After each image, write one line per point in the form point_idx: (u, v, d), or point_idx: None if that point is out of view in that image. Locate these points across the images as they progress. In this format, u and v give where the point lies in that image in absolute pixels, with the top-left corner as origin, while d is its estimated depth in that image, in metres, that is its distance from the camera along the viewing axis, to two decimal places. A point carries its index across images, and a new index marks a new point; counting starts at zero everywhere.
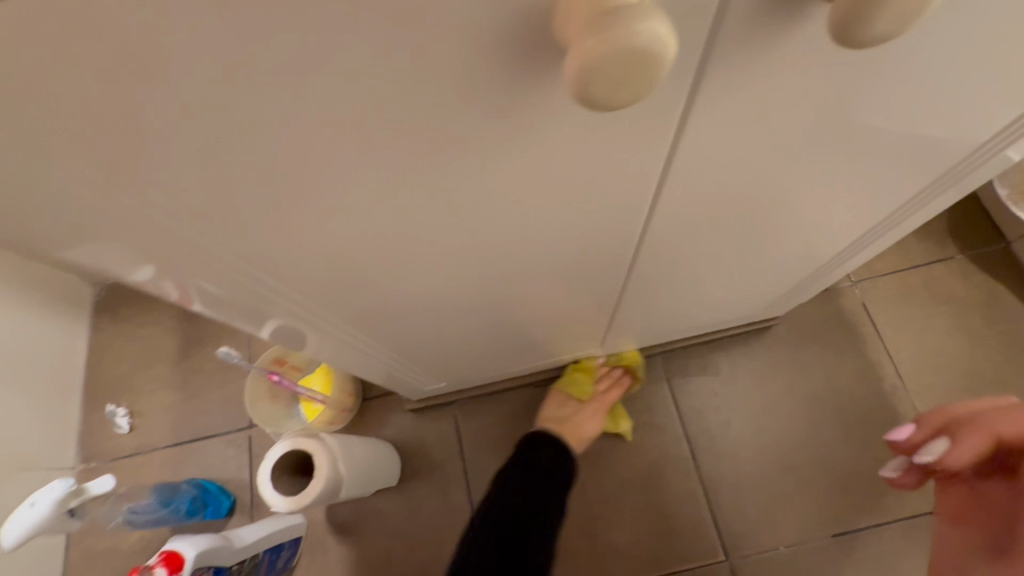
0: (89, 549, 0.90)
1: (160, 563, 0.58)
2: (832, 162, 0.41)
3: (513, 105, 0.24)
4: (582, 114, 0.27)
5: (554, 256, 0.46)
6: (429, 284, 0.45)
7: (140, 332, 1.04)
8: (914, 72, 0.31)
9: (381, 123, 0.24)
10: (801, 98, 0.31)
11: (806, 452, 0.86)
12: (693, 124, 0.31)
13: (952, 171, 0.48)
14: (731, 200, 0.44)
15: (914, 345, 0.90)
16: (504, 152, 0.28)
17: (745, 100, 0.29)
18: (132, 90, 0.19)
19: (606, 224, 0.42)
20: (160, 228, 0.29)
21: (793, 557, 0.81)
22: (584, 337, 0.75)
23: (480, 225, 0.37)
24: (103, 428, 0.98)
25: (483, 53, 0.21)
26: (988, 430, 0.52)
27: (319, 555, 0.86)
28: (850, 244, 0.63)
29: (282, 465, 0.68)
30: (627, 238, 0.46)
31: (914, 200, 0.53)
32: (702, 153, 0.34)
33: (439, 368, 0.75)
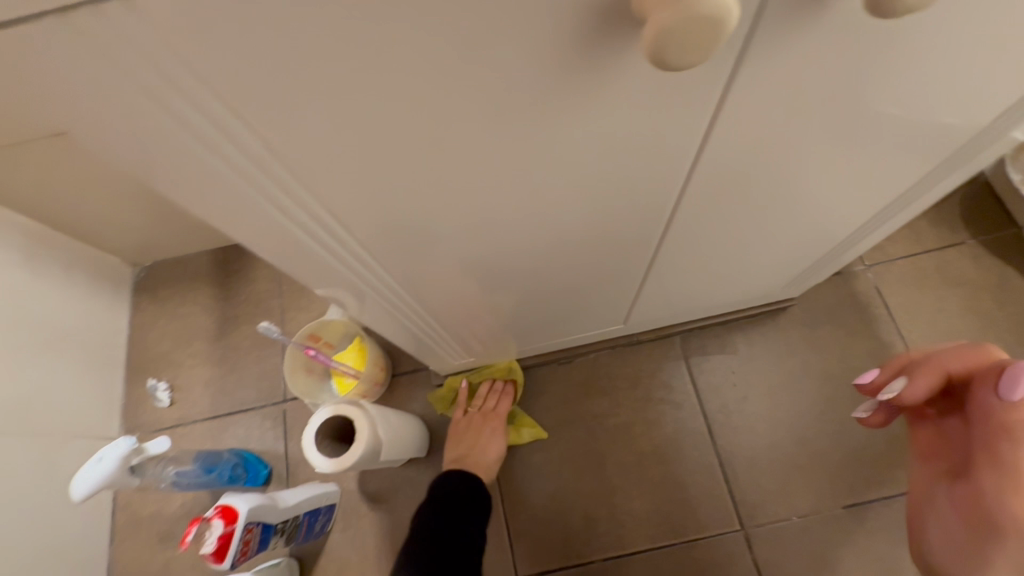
0: (133, 513, 0.95)
1: (217, 516, 0.63)
2: (856, 143, 0.44)
3: (582, 71, 0.28)
4: (637, 85, 0.30)
5: (592, 225, 0.49)
6: (477, 251, 0.49)
7: (179, 311, 1.09)
8: (936, 56, 0.34)
9: (467, 86, 0.27)
10: (832, 77, 0.34)
11: (819, 427, 0.89)
12: (733, 98, 0.34)
13: (963, 151, 0.50)
14: (759, 178, 0.47)
15: (926, 326, 0.93)
16: (565, 120, 0.32)
17: (781, 76, 0.33)
18: (273, 51, 0.23)
19: (643, 195, 0.45)
20: (258, 185, 0.33)
21: (806, 526, 0.85)
22: (608, 312, 0.79)
23: (532, 192, 0.40)
24: (144, 401, 1.03)
25: (565, 21, 0.24)
26: (939, 368, 0.58)
27: (351, 521, 0.91)
28: (866, 225, 0.66)
29: (323, 428, 0.71)
30: (660, 210, 0.50)
31: (926, 181, 0.55)
32: (737, 129, 0.38)
33: (471, 341, 0.79)
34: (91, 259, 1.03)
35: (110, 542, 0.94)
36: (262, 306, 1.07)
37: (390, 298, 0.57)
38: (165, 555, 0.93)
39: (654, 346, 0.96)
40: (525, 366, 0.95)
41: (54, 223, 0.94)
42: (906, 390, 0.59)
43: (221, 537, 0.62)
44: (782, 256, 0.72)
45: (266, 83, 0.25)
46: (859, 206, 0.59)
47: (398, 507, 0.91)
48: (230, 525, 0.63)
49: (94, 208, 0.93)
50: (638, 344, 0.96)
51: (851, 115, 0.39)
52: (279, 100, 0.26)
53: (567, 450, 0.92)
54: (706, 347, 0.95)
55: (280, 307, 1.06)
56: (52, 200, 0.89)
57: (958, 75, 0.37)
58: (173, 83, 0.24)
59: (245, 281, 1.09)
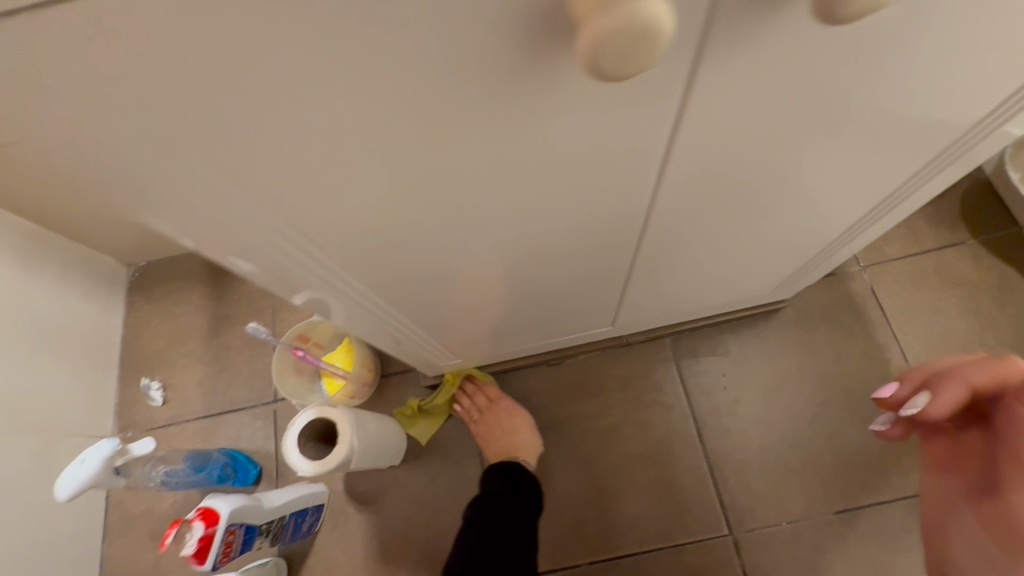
0: (127, 511, 0.96)
1: (198, 518, 0.63)
2: (832, 146, 0.43)
3: (528, 86, 0.27)
4: (589, 98, 0.29)
5: (567, 230, 0.49)
6: (450, 257, 0.49)
7: (172, 311, 1.09)
8: (908, 59, 0.33)
9: (409, 104, 0.27)
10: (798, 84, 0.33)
11: (811, 431, 0.88)
12: (693, 110, 0.33)
13: (951, 149, 0.49)
14: (736, 182, 0.46)
15: (922, 328, 0.91)
16: (519, 132, 0.31)
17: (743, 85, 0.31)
18: (197, 74, 0.22)
19: (617, 201, 0.44)
20: (209, 199, 0.32)
21: (796, 532, 0.84)
22: (596, 315, 0.78)
23: (498, 200, 0.40)
24: (138, 400, 1.04)
25: (501, 39, 0.23)
26: (961, 380, 0.57)
27: (340, 521, 0.91)
28: (853, 226, 0.64)
29: (307, 430, 0.72)
30: (637, 215, 0.49)
31: (916, 179, 0.54)
32: (704, 137, 0.37)
33: (457, 343, 0.78)
34: (85, 258, 1.03)
35: (103, 541, 0.95)
36: (254, 306, 1.07)
37: (368, 301, 0.57)
38: (157, 554, 0.93)
39: (644, 347, 0.95)
40: (515, 367, 0.95)
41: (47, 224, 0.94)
42: (931, 406, 0.58)
43: (201, 539, 0.62)
44: (770, 257, 0.71)
45: (197, 104, 0.24)
46: (845, 208, 0.58)
47: (386, 508, 0.91)
48: (210, 527, 0.63)
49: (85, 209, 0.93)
50: (629, 345, 0.95)
51: (827, 120, 0.38)
52: (214, 120, 0.25)
53: (556, 452, 0.91)
54: (698, 349, 0.94)
55: (272, 306, 1.07)
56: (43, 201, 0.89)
57: (935, 78, 0.36)
58: (99, 105, 0.23)
59: (238, 281, 1.10)
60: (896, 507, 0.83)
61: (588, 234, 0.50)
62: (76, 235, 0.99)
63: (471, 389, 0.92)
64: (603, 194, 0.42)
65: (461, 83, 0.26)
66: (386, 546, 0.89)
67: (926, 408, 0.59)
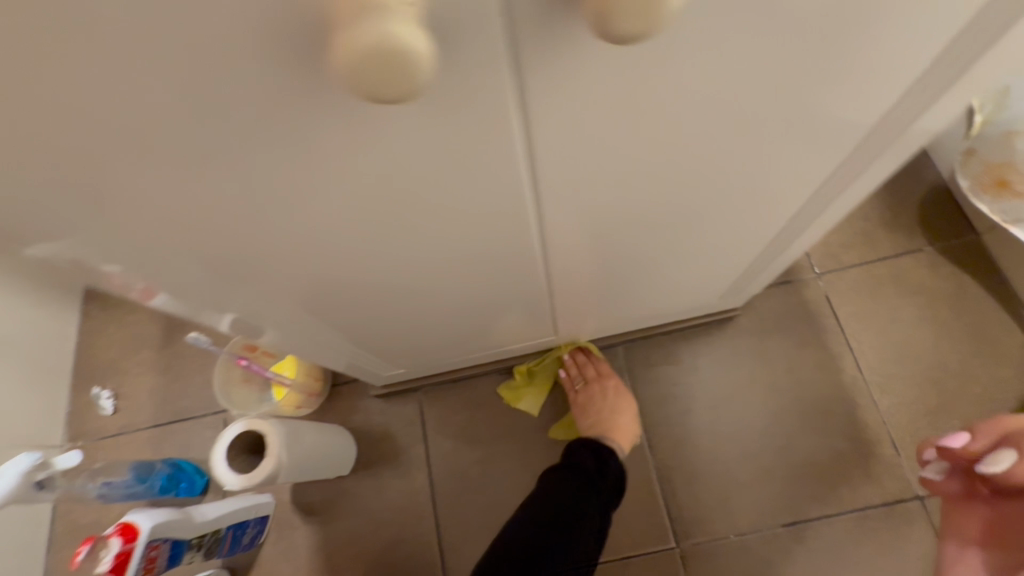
0: (73, 522, 0.95)
1: (115, 534, 0.62)
2: (709, 162, 0.40)
3: (335, 107, 0.26)
4: (405, 117, 0.28)
5: (468, 245, 0.47)
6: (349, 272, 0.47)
7: (127, 318, 1.09)
8: (748, 75, 0.30)
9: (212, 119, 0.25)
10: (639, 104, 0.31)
11: (763, 442, 0.87)
12: (531, 129, 0.31)
13: (852, 161, 0.45)
14: (629, 201, 0.44)
15: (877, 337, 0.90)
16: (349, 150, 0.30)
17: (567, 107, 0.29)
18: None
19: (508, 218, 0.43)
20: (41, 218, 0.31)
21: (744, 545, 0.82)
22: (537, 324, 0.77)
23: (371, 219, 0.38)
24: (89, 409, 1.03)
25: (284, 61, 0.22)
26: None
27: (286, 533, 0.90)
28: (779, 237, 0.63)
29: (236, 442, 0.71)
30: (541, 230, 0.47)
31: (823, 189, 0.50)
32: (559, 159, 0.35)
33: (396, 354, 0.77)
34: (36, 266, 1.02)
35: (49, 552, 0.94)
36: None
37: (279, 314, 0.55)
38: None
39: None
40: (465, 376, 0.94)
41: None
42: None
43: (118, 555, 0.61)
44: (706, 267, 0.69)
45: None
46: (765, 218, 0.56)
47: (332, 519, 0.90)
48: (129, 543, 0.62)
49: None
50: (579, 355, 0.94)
51: (695, 138, 0.36)
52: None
53: (505, 463, 0.90)
54: (650, 358, 0.93)
55: None
56: None
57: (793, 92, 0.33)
58: None
59: None
60: (846, 520, 0.82)
61: (492, 248, 0.49)
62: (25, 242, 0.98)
63: (581, 360, 0.90)
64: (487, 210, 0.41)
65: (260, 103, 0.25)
66: (331, 558, 0.88)
67: (1015, 469, 0.56)
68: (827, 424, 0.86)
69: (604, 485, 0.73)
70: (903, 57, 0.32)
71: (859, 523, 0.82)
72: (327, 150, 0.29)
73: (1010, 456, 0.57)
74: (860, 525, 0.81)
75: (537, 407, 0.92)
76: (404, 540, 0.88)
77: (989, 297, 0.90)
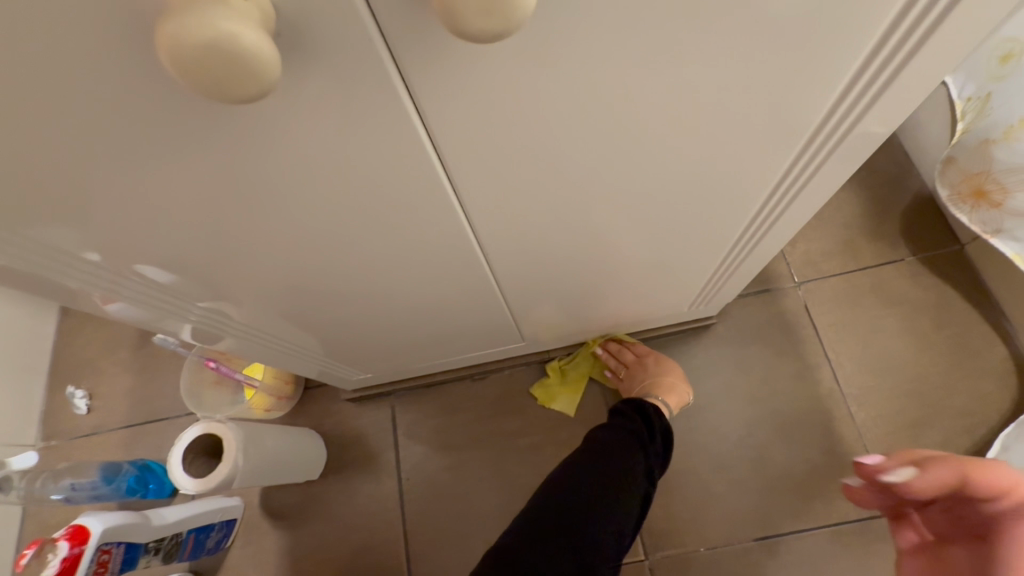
0: (43, 522, 0.95)
1: (65, 537, 0.61)
2: (639, 164, 0.40)
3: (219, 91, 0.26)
4: (299, 102, 0.28)
5: (409, 251, 0.47)
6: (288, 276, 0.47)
7: (105, 319, 1.09)
8: (651, 70, 0.30)
9: (98, 101, 0.26)
10: (548, 95, 0.30)
11: (736, 453, 0.85)
12: (435, 116, 0.31)
13: (791, 171, 0.45)
14: (569, 204, 0.44)
15: (856, 347, 0.88)
16: (249, 136, 0.30)
17: (469, 95, 0.29)
18: None
19: (445, 223, 0.43)
20: None
21: (715, 558, 0.81)
22: (504, 329, 0.77)
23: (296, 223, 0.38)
24: (64, 409, 1.03)
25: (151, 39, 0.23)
26: (958, 467, 0.59)
27: (254, 536, 0.89)
28: (736, 250, 0.61)
29: (195, 446, 0.70)
30: (483, 235, 0.47)
31: (769, 202, 0.50)
32: (477, 152, 0.35)
33: (361, 358, 0.77)
34: None
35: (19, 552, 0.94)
36: None
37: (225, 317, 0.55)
38: None
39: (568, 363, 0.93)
40: (438, 381, 0.93)
41: None
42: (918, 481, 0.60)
43: (66, 559, 0.60)
44: (671, 276, 0.68)
45: None
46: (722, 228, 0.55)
47: (301, 523, 0.89)
48: (77, 547, 0.61)
49: None
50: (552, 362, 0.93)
51: (626, 133, 0.35)
52: None
53: (475, 470, 0.89)
54: None
55: None
56: None
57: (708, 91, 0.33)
58: None
59: None
60: (820, 534, 0.80)
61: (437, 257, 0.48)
62: None
63: (614, 348, 0.88)
64: (417, 209, 0.40)
65: (141, 83, 0.25)
66: (299, 563, 0.87)
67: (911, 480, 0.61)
68: (802, 435, 0.85)
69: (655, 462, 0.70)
70: (812, 57, 0.31)
71: (833, 538, 0.80)
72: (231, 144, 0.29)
73: (902, 470, 0.62)
74: (834, 540, 0.80)
75: (573, 407, 0.90)
76: (372, 546, 0.87)
77: (972, 308, 0.88)
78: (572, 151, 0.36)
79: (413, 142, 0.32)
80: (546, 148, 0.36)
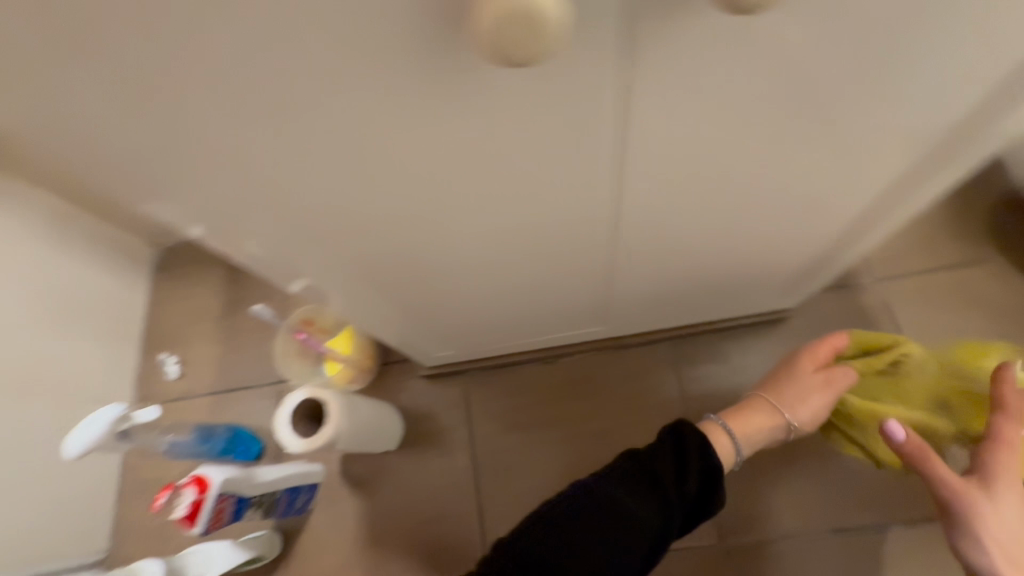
0: (138, 477, 1.01)
1: (189, 483, 0.66)
2: (795, 146, 0.41)
3: (450, 74, 0.29)
4: (516, 81, 0.30)
5: (538, 228, 0.49)
6: (423, 248, 0.50)
7: (191, 291, 1.15)
8: (854, 56, 0.32)
9: (341, 77, 0.29)
10: (746, 76, 0.32)
11: (812, 445, 0.85)
12: (637, 97, 0.33)
13: (936, 153, 0.45)
14: (705, 185, 0.45)
15: (937, 346, 0.87)
16: (455, 116, 0.32)
17: (677, 78, 0.32)
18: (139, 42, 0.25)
19: (581, 201, 0.45)
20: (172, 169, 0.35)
21: (790, 547, 0.81)
22: (587, 313, 0.79)
23: (453, 196, 0.41)
24: (155, 374, 1.10)
25: (420, 21, 0.25)
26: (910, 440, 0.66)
27: (334, 502, 0.94)
28: (843, 233, 0.62)
29: (297, 409, 0.74)
30: (609, 214, 0.49)
31: (897, 185, 0.51)
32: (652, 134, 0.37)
33: (448, 334, 0.80)
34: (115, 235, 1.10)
35: (116, 502, 1.01)
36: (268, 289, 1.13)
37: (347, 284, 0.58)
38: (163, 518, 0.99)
39: (641, 349, 0.94)
40: (511, 363, 0.96)
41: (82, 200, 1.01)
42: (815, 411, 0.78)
43: (192, 504, 0.66)
44: (764, 263, 0.69)
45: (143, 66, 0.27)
46: (832, 213, 0.55)
47: (377, 491, 0.93)
48: (201, 493, 0.66)
49: None
50: (625, 347, 0.94)
51: (799, 117, 0.37)
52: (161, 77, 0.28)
53: (546, 449, 0.92)
54: (697, 354, 0.92)
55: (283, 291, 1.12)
56: None
57: (896, 76, 0.34)
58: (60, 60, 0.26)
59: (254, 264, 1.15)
60: (897, 531, 0.81)
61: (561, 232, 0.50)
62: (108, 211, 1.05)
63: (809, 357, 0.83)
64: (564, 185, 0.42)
65: (383, 63, 0.28)
66: (375, 528, 0.92)
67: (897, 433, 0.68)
68: None
69: (718, 471, 0.62)
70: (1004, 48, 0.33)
71: (910, 534, 0.80)
72: (441, 110, 0.32)
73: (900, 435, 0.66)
74: (911, 537, 0.80)
75: None
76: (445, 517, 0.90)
77: None
78: (740, 133, 0.38)
79: (593, 121, 0.34)
80: (717, 130, 0.38)
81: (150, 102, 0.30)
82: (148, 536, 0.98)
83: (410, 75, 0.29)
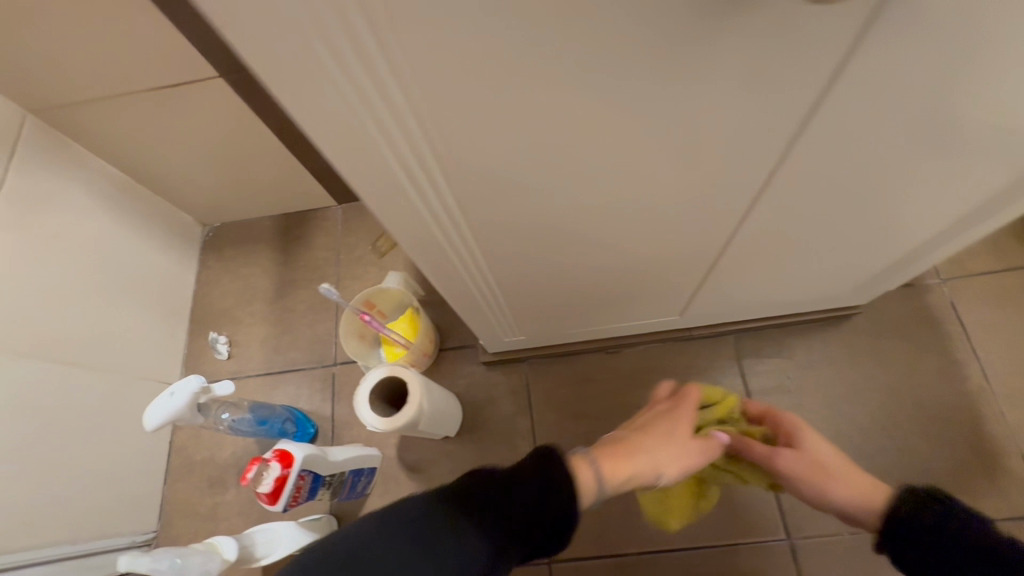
0: (189, 457, 1.00)
1: (275, 458, 0.65)
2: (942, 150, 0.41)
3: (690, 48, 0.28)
4: (737, 62, 0.29)
5: (672, 207, 0.49)
6: (554, 224, 0.49)
7: (242, 272, 1.14)
8: None
9: (577, 53, 0.28)
10: (950, 73, 0.32)
11: (879, 443, 0.85)
12: (841, 86, 0.32)
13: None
14: (846, 181, 0.45)
15: (1004, 348, 0.87)
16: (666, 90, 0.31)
17: (880, 71, 0.31)
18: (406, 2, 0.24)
19: (728, 179, 0.45)
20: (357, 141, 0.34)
21: (860, 544, 0.81)
22: (666, 302, 0.78)
23: (617, 168, 0.40)
24: (205, 353, 1.09)
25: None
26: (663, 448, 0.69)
27: (391, 487, 0.93)
28: (940, 236, 0.62)
29: (375, 388, 0.73)
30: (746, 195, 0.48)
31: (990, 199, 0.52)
32: (829, 127, 0.36)
33: (524, 320, 0.79)
34: (169, 213, 1.09)
35: (165, 483, 0.99)
36: (320, 273, 1.12)
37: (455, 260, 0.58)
38: (214, 500, 0.97)
39: (704, 344, 0.94)
40: (573, 353, 0.95)
41: (140, 176, 1.00)
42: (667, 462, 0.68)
43: (276, 479, 0.64)
44: (856, 258, 0.69)
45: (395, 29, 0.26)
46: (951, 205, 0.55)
47: (436, 478, 0.92)
48: (285, 470, 0.65)
49: (178, 163, 0.99)
50: (688, 340, 0.94)
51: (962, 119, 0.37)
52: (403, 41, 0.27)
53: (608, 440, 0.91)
54: (761, 349, 0.92)
55: (336, 275, 1.11)
56: (143, 152, 0.95)
57: None
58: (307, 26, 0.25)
59: (306, 247, 1.14)
60: None
61: (691, 212, 0.50)
62: (165, 188, 1.04)
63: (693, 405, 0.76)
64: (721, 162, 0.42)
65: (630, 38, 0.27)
66: None
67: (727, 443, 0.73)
68: (947, 432, 0.84)
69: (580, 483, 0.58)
70: None
71: None
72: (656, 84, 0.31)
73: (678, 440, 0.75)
74: None
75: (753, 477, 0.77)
76: None
77: None
78: (905, 132, 0.38)
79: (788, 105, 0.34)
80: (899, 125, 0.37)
81: (377, 67, 0.28)
82: (198, 518, 0.97)
83: (648, 50, 0.28)
